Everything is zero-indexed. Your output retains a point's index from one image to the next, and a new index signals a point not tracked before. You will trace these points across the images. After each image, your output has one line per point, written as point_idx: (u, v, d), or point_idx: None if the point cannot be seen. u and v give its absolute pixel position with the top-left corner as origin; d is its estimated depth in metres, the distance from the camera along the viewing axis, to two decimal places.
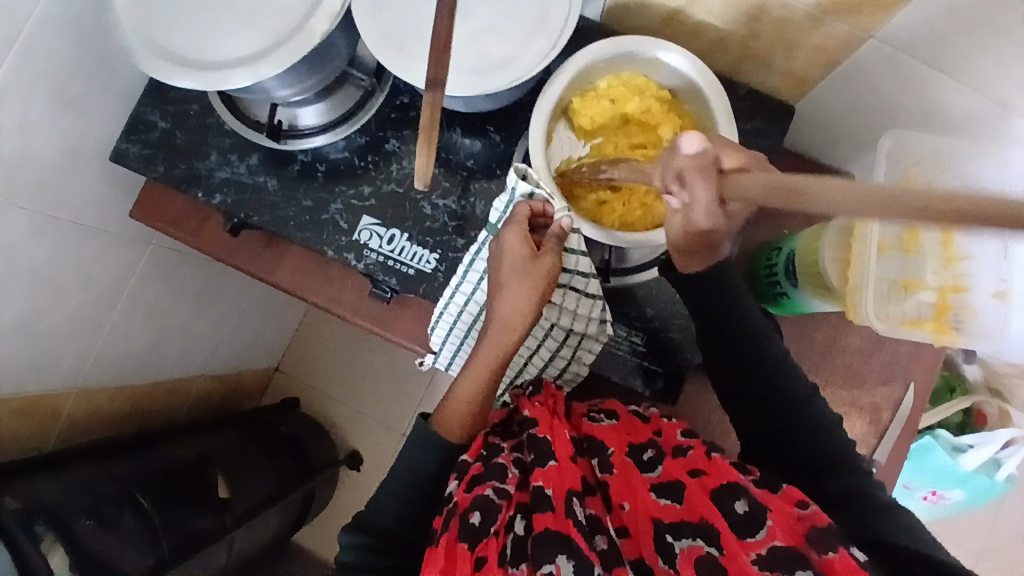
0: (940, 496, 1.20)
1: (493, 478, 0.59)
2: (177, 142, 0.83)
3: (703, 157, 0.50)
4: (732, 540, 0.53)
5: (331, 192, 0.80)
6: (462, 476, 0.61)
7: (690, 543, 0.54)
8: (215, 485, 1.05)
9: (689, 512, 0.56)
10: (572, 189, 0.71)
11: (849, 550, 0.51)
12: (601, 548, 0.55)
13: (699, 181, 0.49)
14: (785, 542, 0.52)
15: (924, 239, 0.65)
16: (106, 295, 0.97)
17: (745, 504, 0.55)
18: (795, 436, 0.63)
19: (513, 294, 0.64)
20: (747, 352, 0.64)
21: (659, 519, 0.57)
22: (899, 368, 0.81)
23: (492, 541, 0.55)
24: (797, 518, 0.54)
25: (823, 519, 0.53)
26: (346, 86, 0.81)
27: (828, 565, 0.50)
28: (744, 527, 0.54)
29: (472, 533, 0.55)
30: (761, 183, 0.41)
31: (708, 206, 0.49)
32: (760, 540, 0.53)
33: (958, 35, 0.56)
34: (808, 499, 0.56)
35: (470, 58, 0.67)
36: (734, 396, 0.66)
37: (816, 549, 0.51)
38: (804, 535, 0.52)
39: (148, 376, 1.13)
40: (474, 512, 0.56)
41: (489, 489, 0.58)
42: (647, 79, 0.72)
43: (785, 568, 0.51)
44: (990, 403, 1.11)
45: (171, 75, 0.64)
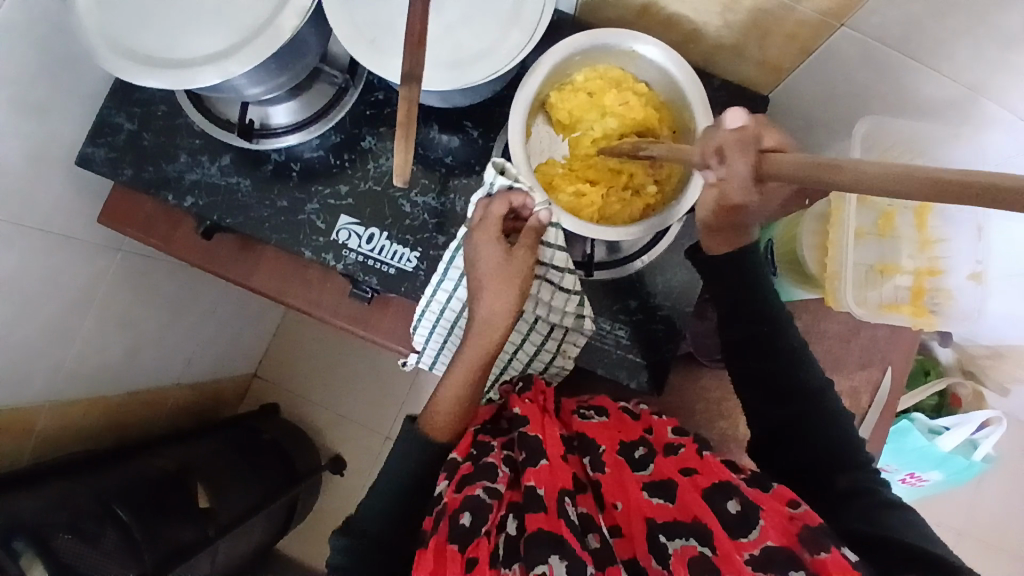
0: (920, 477, 1.22)
1: (483, 478, 0.59)
2: (145, 144, 0.80)
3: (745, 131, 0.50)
4: (726, 540, 0.53)
5: (307, 191, 0.79)
6: (452, 475, 0.61)
7: (683, 543, 0.54)
8: (195, 494, 1.03)
9: (683, 511, 0.56)
10: (552, 180, 0.71)
11: (842, 551, 0.50)
12: (594, 546, 0.54)
13: (739, 157, 0.47)
14: (778, 542, 0.52)
15: (899, 223, 0.66)
16: (76, 304, 0.94)
17: (738, 503, 0.55)
18: (808, 426, 0.63)
19: (494, 293, 0.63)
20: (767, 339, 0.65)
21: (652, 518, 0.57)
22: (877, 353, 0.82)
23: (483, 542, 0.55)
24: (790, 517, 0.54)
25: (815, 519, 0.53)
26: (318, 83, 0.79)
27: (821, 566, 0.50)
28: (737, 527, 0.54)
29: (462, 534, 0.55)
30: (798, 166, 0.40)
31: (746, 183, 0.47)
32: (752, 540, 0.53)
33: (928, 20, 0.57)
34: (799, 499, 0.56)
35: (445, 51, 0.66)
36: (749, 382, 0.66)
37: (809, 549, 0.51)
38: (798, 535, 0.52)
39: (122, 386, 1.10)
40: (464, 513, 0.56)
41: (479, 489, 0.58)
42: (623, 72, 0.72)
43: (780, 567, 0.51)
44: (963, 385, 1.14)
45: (137, 73, 0.62)
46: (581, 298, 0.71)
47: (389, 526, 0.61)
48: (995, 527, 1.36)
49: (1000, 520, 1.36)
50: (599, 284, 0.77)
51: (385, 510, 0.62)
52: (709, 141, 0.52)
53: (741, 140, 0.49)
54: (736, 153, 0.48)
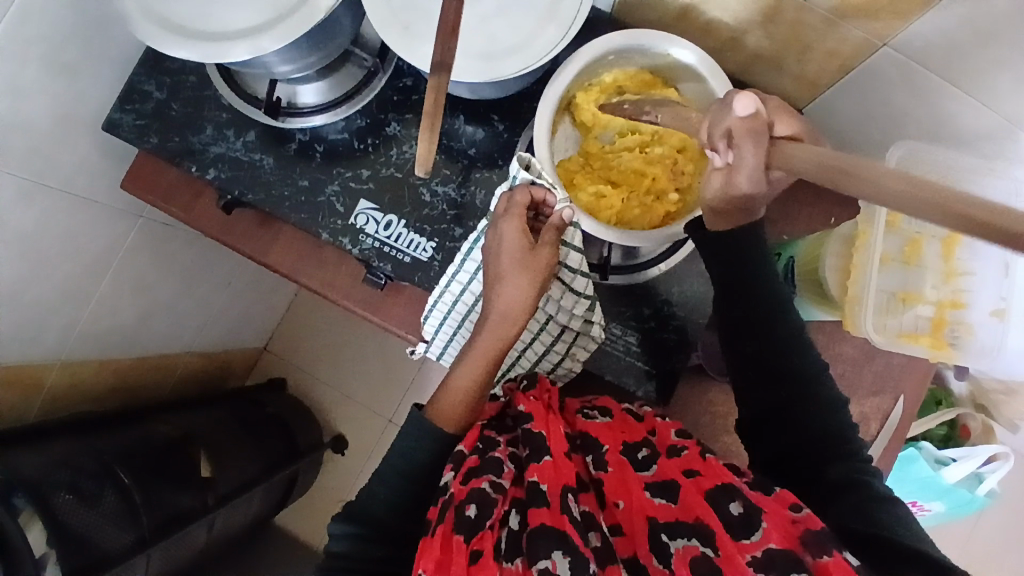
0: (921, 507, 1.20)
1: (489, 471, 0.58)
2: (173, 114, 0.81)
3: (756, 120, 0.52)
4: (728, 541, 0.52)
5: (328, 173, 0.78)
6: (458, 467, 0.60)
7: (685, 543, 0.53)
8: (197, 463, 1.04)
9: (684, 512, 0.55)
10: (572, 178, 0.70)
11: (844, 554, 0.50)
12: (594, 545, 0.54)
13: (748, 144, 0.50)
14: (780, 545, 0.51)
15: (926, 253, 0.65)
16: (94, 266, 0.95)
17: (740, 506, 0.54)
18: (801, 413, 0.61)
19: (515, 282, 0.62)
20: (760, 318, 0.63)
21: (653, 517, 0.56)
22: (891, 379, 0.80)
23: (488, 534, 0.54)
24: (792, 520, 0.53)
25: (817, 522, 0.52)
26: (348, 66, 0.79)
27: (821, 567, 0.50)
28: (739, 528, 0.53)
29: (469, 523, 0.54)
30: (811, 160, 0.43)
31: (755, 171, 0.51)
32: (755, 542, 0.52)
33: (973, 46, 0.55)
34: (802, 503, 0.55)
35: (478, 42, 0.66)
36: (744, 364, 0.63)
37: (811, 552, 0.51)
38: (799, 538, 0.52)
39: (134, 350, 1.12)
40: (471, 504, 0.55)
41: (485, 483, 0.57)
42: (654, 75, 0.71)
43: (782, 570, 0.50)
44: (974, 418, 1.12)
45: (169, 44, 0.62)
46: (592, 303, 0.71)
47: (391, 515, 0.61)
48: (992, 564, 1.34)
49: (999, 556, 1.34)
50: (613, 288, 0.76)
51: (387, 499, 0.61)
52: (716, 125, 0.55)
53: (755, 130, 0.50)
54: (748, 141, 0.51)
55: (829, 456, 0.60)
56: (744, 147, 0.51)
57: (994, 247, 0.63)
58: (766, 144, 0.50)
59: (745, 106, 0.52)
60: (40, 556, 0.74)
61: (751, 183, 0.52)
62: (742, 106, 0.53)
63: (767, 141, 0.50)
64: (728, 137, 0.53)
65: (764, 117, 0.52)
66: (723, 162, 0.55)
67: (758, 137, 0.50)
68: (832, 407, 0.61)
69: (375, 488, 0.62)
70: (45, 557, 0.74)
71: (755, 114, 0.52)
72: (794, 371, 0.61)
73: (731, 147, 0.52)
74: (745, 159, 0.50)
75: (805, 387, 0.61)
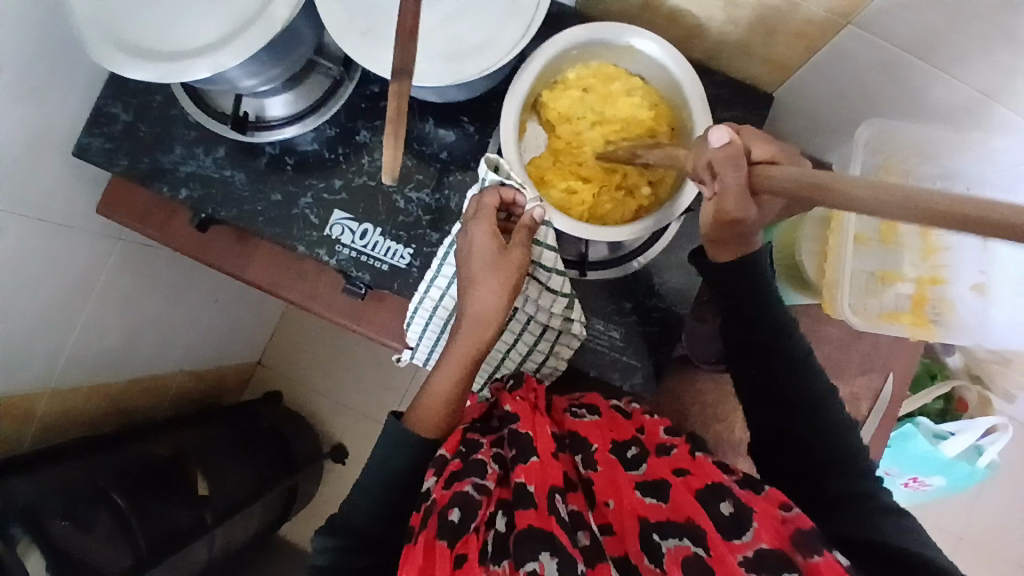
0: (921, 483, 1.20)
1: (473, 474, 0.58)
2: (142, 135, 0.80)
3: (732, 148, 0.51)
4: (719, 541, 0.52)
5: (300, 184, 0.78)
6: (440, 472, 0.59)
7: (677, 543, 0.53)
8: (194, 482, 1.03)
9: (675, 511, 0.55)
10: (542, 176, 0.70)
11: (834, 554, 0.50)
12: (582, 544, 0.54)
13: (730, 169, 0.50)
14: (770, 544, 0.52)
15: (902, 231, 0.65)
16: (76, 292, 0.94)
17: (730, 505, 0.54)
18: (814, 441, 0.60)
19: (487, 285, 0.61)
20: (771, 346, 0.62)
21: (644, 518, 0.55)
22: (879, 358, 0.80)
23: (473, 538, 0.54)
24: (782, 520, 0.53)
25: (807, 522, 0.52)
26: (314, 75, 0.78)
27: (812, 567, 0.50)
28: (730, 528, 0.53)
29: (452, 529, 0.53)
30: (792, 178, 0.41)
31: (738, 195, 0.50)
32: (746, 542, 0.52)
33: (936, 19, 0.54)
34: (791, 501, 0.55)
35: (438, 45, 0.65)
36: (752, 391, 0.64)
37: (801, 552, 0.51)
38: (789, 538, 0.52)
39: (124, 373, 1.11)
40: (454, 508, 0.55)
41: (469, 486, 0.57)
42: (617, 67, 0.70)
43: (772, 570, 0.50)
44: (969, 389, 1.12)
45: (128, 66, 0.61)
46: (570, 300, 0.70)
47: (378, 526, 0.61)
48: (997, 534, 1.34)
49: (1002, 526, 1.34)
50: (594, 284, 0.76)
51: (374, 512, 0.61)
52: (698, 157, 0.53)
53: (732, 156, 0.50)
54: (729, 168, 0.50)
55: (828, 469, 0.60)
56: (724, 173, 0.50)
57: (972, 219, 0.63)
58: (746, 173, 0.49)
59: (719, 136, 0.51)
60: None
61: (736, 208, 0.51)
62: (720, 138, 0.51)
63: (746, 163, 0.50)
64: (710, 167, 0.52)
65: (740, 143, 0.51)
66: (710, 194, 0.54)
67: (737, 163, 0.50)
68: (837, 430, 0.60)
69: (362, 501, 0.61)
70: None
71: (731, 144, 0.51)
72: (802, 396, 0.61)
73: (713, 176, 0.51)
74: (726, 184, 0.50)
75: (813, 410, 0.60)
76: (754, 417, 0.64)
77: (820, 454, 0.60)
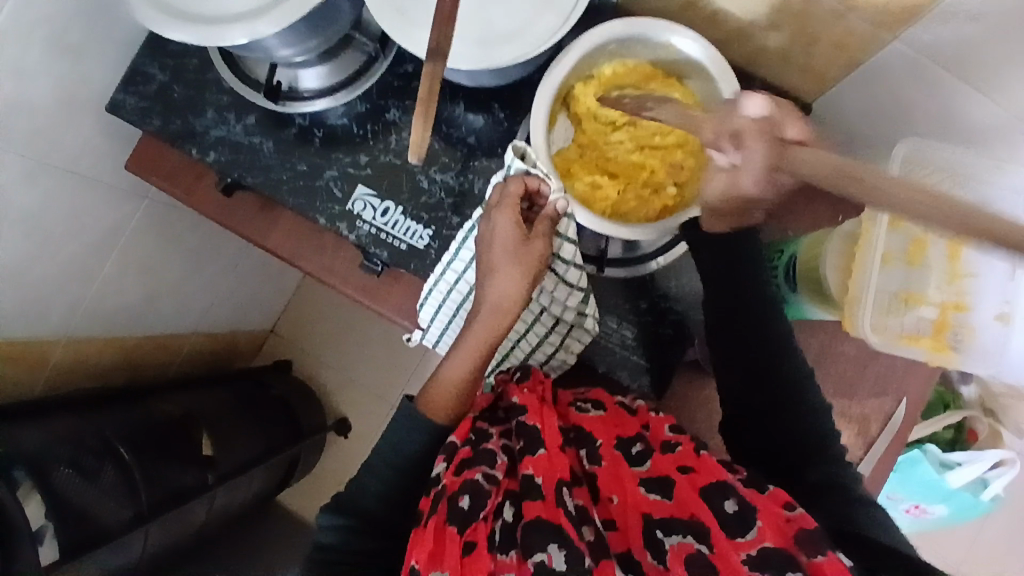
0: (923, 511, 1.19)
1: (483, 463, 0.58)
2: (175, 96, 0.81)
3: (767, 121, 0.52)
4: (722, 538, 0.52)
5: (327, 157, 0.78)
6: (451, 459, 0.60)
7: (680, 540, 0.52)
8: (199, 443, 1.05)
9: (679, 508, 0.55)
10: (568, 168, 0.69)
11: (837, 553, 0.49)
12: (588, 539, 0.53)
13: (757, 141, 0.49)
14: (774, 543, 0.51)
15: (930, 253, 0.64)
16: (98, 246, 0.96)
17: (734, 503, 0.54)
18: (782, 416, 0.61)
19: (507, 275, 0.61)
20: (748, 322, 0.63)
21: (648, 513, 0.55)
22: (893, 381, 0.79)
23: (481, 526, 0.54)
24: (785, 518, 0.52)
25: (810, 521, 0.51)
26: (350, 50, 0.78)
27: (816, 567, 0.48)
28: (734, 525, 0.53)
29: (462, 516, 0.54)
30: (820, 162, 0.40)
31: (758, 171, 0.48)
32: (750, 540, 0.51)
33: (986, 43, 0.53)
34: (794, 502, 0.54)
35: (474, 28, 0.65)
36: (733, 362, 0.64)
37: (805, 551, 0.49)
38: (793, 536, 0.51)
39: (140, 329, 1.13)
40: (464, 496, 0.55)
41: (478, 474, 0.57)
42: (653, 66, 0.69)
43: (776, 569, 0.49)
44: (980, 421, 1.11)
45: (166, 26, 0.61)
46: (585, 294, 0.70)
47: (380, 504, 0.61)
48: (994, 571, 1.32)
49: (1001, 563, 1.32)
50: (611, 280, 0.75)
51: (377, 488, 0.62)
52: (723, 125, 0.53)
53: (762, 129, 0.50)
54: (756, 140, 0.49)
55: (810, 458, 0.60)
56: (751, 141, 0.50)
57: None
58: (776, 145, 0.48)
59: (755, 107, 0.56)
60: (39, 527, 0.76)
61: (755, 185, 0.50)
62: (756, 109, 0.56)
63: (775, 138, 0.49)
64: (736, 135, 0.51)
65: (772, 120, 0.52)
66: (728, 163, 0.53)
67: (765, 133, 0.50)
68: (811, 404, 0.61)
69: (366, 477, 0.62)
70: (43, 531, 0.76)
71: (764, 119, 0.52)
72: (776, 369, 0.62)
73: (738, 144, 0.50)
74: (750, 158, 0.48)
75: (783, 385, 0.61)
76: (739, 396, 0.63)
77: (795, 434, 0.60)
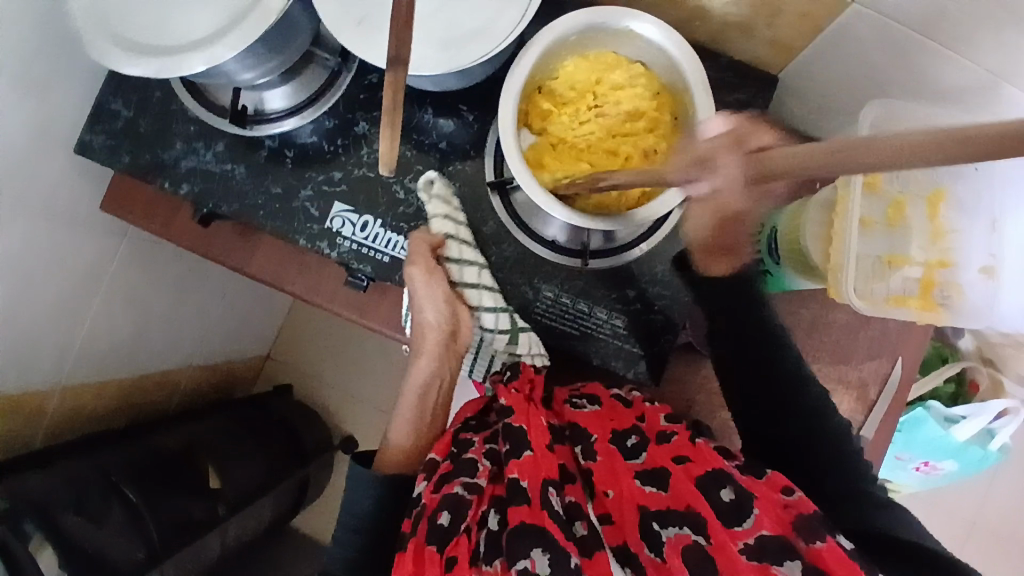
0: (933, 468, 1.18)
1: (462, 474, 0.58)
2: (143, 130, 0.80)
3: (726, 137, 0.56)
4: (719, 528, 0.51)
5: (300, 178, 0.78)
6: (431, 475, 0.60)
7: (676, 531, 0.52)
8: (204, 472, 1.06)
9: (676, 500, 0.54)
10: (541, 162, 0.70)
11: (837, 540, 0.49)
12: (582, 534, 0.52)
13: (747, 156, 0.46)
14: (772, 531, 0.50)
15: (910, 213, 0.64)
16: (84, 286, 0.95)
17: (731, 492, 0.53)
18: (771, 384, 0.63)
19: (425, 304, 0.70)
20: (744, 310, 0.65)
21: (644, 506, 0.54)
22: (889, 343, 0.79)
23: (464, 539, 0.54)
24: (784, 505, 0.52)
25: (809, 507, 0.51)
26: (312, 66, 0.77)
27: (815, 555, 0.49)
28: (732, 515, 0.51)
29: (443, 532, 0.54)
30: (803, 152, 0.40)
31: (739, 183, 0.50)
32: (747, 529, 0.51)
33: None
34: (794, 486, 0.54)
35: (437, 30, 0.64)
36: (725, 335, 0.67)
37: (804, 538, 0.50)
38: (793, 524, 0.51)
39: (134, 368, 1.12)
40: (443, 512, 0.55)
41: (457, 486, 0.57)
42: (616, 54, 0.70)
43: (775, 556, 0.49)
44: (981, 372, 1.12)
45: (123, 61, 0.61)
46: None
47: None
48: (1010, 524, 1.33)
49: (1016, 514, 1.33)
50: (595, 272, 0.75)
51: None
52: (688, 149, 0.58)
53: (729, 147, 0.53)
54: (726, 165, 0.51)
55: (801, 424, 0.61)
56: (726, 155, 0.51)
57: (983, 203, 0.62)
58: (755, 155, 0.47)
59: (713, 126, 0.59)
60: None
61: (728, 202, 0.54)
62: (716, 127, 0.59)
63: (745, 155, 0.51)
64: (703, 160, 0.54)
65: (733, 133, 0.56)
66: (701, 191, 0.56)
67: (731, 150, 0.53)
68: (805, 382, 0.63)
69: None
70: None
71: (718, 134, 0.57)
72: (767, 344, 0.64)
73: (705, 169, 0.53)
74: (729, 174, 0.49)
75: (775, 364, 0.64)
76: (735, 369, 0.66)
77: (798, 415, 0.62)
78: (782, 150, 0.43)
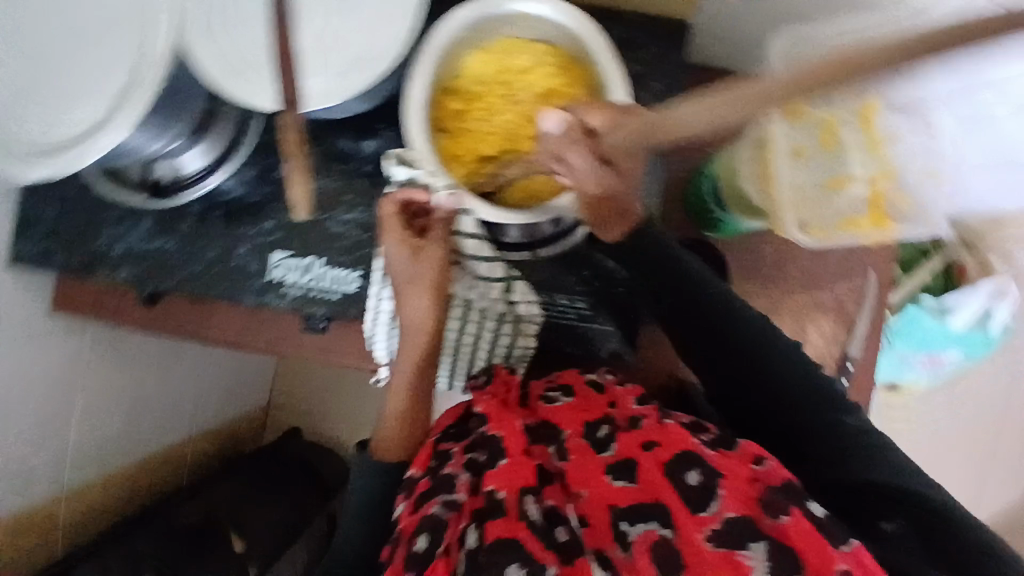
0: (939, 360, 1.16)
1: (439, 493, 0.57)
2: (69, 228, 0.80)
3: (571, 129, 0.55)
4: (684, 517, 0.48)
5: (233, 235, 0.76)
6: (411, 494, 0.59)
7: (643, 528, 0.49)
8: (229, 538, 1.06)
9: (646, 491, 0.51)
10: (459, 158, 0.68)
11: (804, 509, 0.47)
12: (563, 540, 0.50)
13: (573, 153, 0.55)
14: (738, 512, 0.48)
15: (843, 133, 0.61)
16: (64, 399, 0.92)
17: (699, 475, 0.50)
18: (733, 339, 0.59)
19: (418, 294, 0.65)
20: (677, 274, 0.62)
21: (615, 504, 0.51)
22: (857, 257, 0.78)
23: (440, 564, 0.52)
24: (753, 480, 0.50)
25: (779, 476, 0.50)
26: (222, 118, 0.73)
27: (781, 531, 0.46)
28: (699, 500, 0.49)
29: (420, 558, 0.53)
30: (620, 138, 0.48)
31: (592, 175, 0.55)
32: (713, 513, 0.48)
33: None
34: (767, 454, 0.53)
35: (322, 61, 0.62)
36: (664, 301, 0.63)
37: (769, 514, 0.47)
38: (758, 499, 0.48)
39: (135, 456, 1.08)
40: (420, 536, 0.54)
41: (435, 506, 0.56)
42: (515, 40, 0.68)
43: (739, 538, 0.46)
44: (966, 256, 1.07)
45: (24, 170, 0.59)
46: (507, 283, 0.73)
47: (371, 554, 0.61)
48: None
49: None
50: (552, 262, 0.74)
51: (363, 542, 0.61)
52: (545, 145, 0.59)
53: (568, 139, 0.55)
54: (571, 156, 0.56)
55: (758, 365, 0.59)
56: (569, 155, 0.56)
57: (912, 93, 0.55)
58: (590, 149, 0.54)
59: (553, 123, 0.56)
60: None
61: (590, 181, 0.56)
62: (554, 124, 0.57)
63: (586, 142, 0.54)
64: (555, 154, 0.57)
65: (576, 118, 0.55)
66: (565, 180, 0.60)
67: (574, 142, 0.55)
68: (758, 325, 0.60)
69: (351, 530, 0.62)
70: None
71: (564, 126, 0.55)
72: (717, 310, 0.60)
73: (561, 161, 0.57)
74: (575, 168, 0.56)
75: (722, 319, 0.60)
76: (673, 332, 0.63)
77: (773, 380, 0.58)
78: (610, 139, 0.50)
